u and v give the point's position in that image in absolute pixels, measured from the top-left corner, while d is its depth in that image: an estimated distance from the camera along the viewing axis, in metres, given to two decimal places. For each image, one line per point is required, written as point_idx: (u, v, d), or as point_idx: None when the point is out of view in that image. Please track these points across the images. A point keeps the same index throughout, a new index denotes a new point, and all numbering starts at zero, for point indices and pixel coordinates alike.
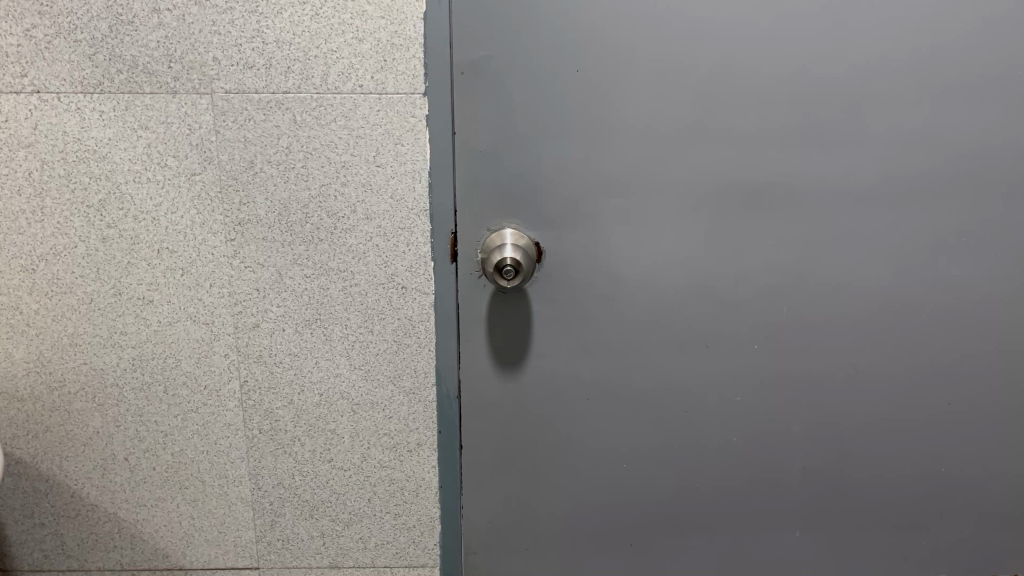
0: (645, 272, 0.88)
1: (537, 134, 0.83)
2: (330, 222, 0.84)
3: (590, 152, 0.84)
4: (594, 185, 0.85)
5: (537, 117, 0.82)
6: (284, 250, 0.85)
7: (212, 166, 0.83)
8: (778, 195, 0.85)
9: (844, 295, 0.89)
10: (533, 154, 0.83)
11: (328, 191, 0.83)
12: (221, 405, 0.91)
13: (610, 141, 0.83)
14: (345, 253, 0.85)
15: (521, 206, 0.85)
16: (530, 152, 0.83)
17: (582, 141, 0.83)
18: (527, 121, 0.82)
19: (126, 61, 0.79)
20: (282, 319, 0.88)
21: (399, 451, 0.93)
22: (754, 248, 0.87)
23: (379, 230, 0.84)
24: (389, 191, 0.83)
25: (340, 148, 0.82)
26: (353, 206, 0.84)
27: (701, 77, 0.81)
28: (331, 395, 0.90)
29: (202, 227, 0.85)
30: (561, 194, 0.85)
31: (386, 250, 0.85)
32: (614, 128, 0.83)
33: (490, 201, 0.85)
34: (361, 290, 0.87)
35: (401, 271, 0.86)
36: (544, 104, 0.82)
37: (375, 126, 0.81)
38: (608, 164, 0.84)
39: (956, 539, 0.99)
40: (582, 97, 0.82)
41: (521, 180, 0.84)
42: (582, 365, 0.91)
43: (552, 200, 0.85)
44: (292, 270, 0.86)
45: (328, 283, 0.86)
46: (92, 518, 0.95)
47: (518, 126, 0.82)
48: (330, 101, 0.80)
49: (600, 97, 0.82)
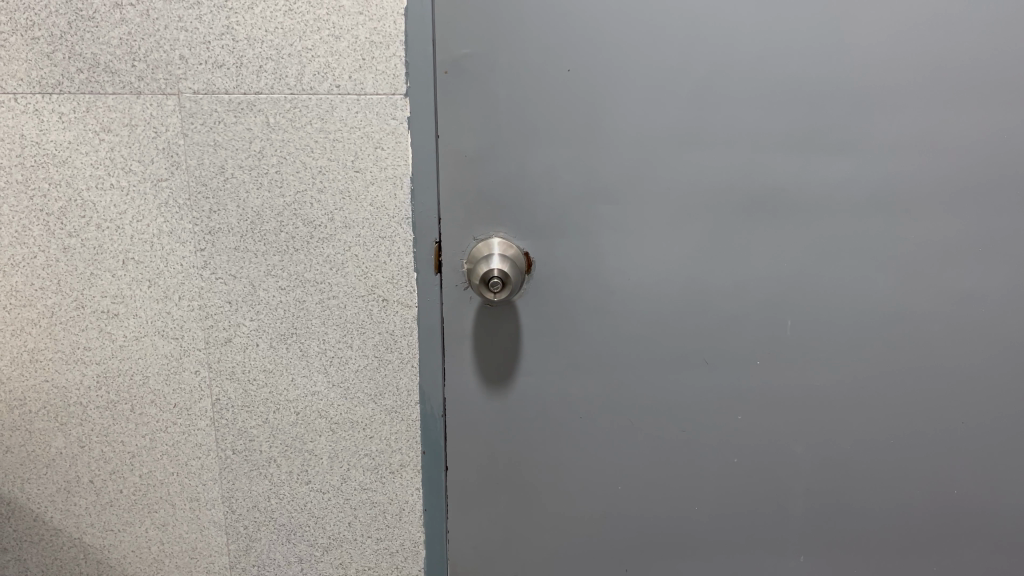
0: (640, 284, 0.83)
1: (524, 139, 0.78)
2: (306, 231, 0.79)
3: (581, 159, 0.79)
4: (585, 193, 0.80)
5: (524, 120, 0.77)
6: (257, 261, 0.80)
7: (180, 172, 0.77)
8: (779, 204, 0.81)
9: (849, 308, 0.85)
10: (520, 160, 0.79)
11: (304, 198, 0.78)
12: (191, 424, 0.86)
13: (601, 146, 0.78)
14: (322, 263, 0.80)
15: (508, 214, 0.81)
16: (517, 158, 0.79)
17: (572, 147, 0.78)
18: (514, 125, 0.77)
19: (87, 59, 0.74)
20: (256, 334, 0.83)
21: (381, 473, 0.88)
22: (753, 259, 0.83)
23: (359, 239, 0.79)
24: (369, 197, 0.78)
25: (317, 152, 0.77)
26: (331, 214, 0.79)
27: (699, 78, 0.76)
28: (308, 413, 0.85)
29: (170, 237, 0.80)
30: (550, 202, 0.80)
31: (366, 261, 0.80)
32: (606, 132, 0.78)
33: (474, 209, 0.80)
34: (340, 303, 0.82)
35: (382, 283, 0.81)
36: (532, 106, 0.77)
37: (354, 129, 0.76)
38: (600, 171, 0.79)
39: (965, 563, 0.95)
40: (571, 99, 0.77)
41: (508, 187, 0.80)
42: (574, 383, 0.86)
43: (539, 209, 0.80)
44: (266, 281, 0.81)
45: (304, 296, 0.81)
46: (55, 544, 0.89)
47: (503, 130, 0.78)
48: (306, 103, 0.75)
49: (590, 99, 0.77)
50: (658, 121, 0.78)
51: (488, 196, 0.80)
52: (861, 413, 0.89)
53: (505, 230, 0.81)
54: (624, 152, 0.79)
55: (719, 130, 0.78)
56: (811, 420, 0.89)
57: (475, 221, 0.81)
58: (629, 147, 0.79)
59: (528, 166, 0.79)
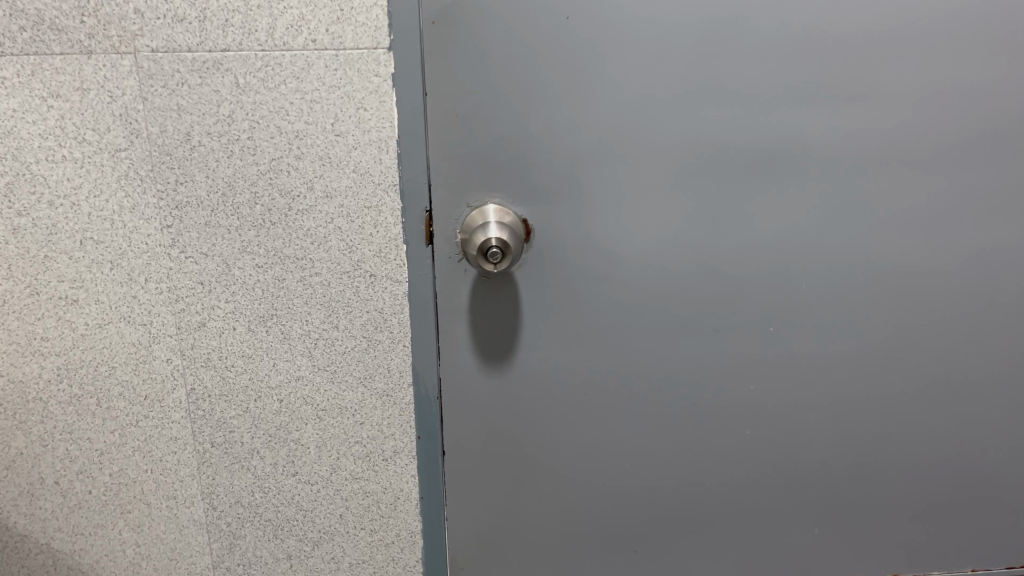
0: (643, 250, 0.78)
1: (519, 95, 0.72)
2: (284, 202, 0.72)
3: (579, 114, 0.73)
4: (583, 153, 0.74)
5: (518, 74, 0.71)
6: (230, 237, 0.73)
7: (140, 140, 0.70)
8: (788, 159, 0.76)
9: (862, 269, 0.80)
10: (513, 118, 0.72)
11: (280, 165, 0.71)
12: (165, 417, 0.79)
13: (600, 101, 0.72)
14: (302, 237, 0.74)
15: (502, 177, 0.75)
16: (510, 116, 0.72)
17: (568, 101, 0.72)
18: (509, 79, 0.71)
19: (30, 15, 0.66)
20: (232, 316, 0.76)
21: (373, 460, 0.82)
22: (759, 218, 0.78)
23: (343, 210, 0.73)
24: (351, 163, 0.71)
25: (293, 115, 0.70)
26: (311, 183, 0.72)
27: (703, 22, 0.70)
28: (292, 400, 0.79)
29: (132, 213, 0.72)
30: (546, 164, 0.74)
31: (351, 234, 0.74)
32: (606, 84, 0.72)
33: (466, 173, 0.74)
34: (324, 280, 0.75)
35: (369, 257, 0.74)
36: (525, 57, 0.70)
37: (332, 88, 0.69)
38: (600, 127, 0.73)
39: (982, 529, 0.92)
40: (567, 49, 0.70)
41: (502, 147, 0.73)
42: (574, 357, 0.81)
43: (536, 171, 0.74)
44: (241, 259, 0.74)
45: (284, 274, 0.75)
46: (20, 551, 0.82)
47: (496, 86, 0.71)
48: (278, 60, 0.68)
49: (588, 48, 0.70)
50: (661, 70, 0.72)
51: (481, 159, 0.74)
52: (875, 379, 0.84)
53: (501, 195, 0.75)
54: (625, 106, 0.73)
55: (726, 78, 0.72)
56: (823, 386, 0.84)
57: (468, 187, 0.75)
58: (630, 100, 0.73)
59: (523, 125, 0.73)
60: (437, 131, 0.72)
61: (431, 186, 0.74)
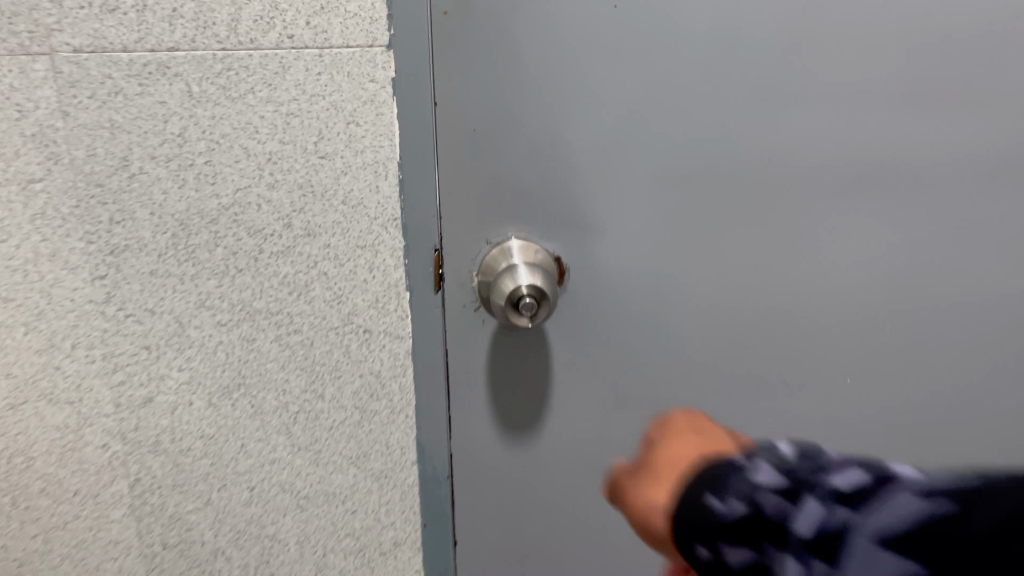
0: (697, 296, 0.63)
1: (560, 103, 0.57)
2: (252, 244, 0.56)
3: (640, 126, 0.58)
4: (645, 175, 0.59)
5: (560, 76, 0.56)
6: (184, 289, 0.57)
7: (63, 168, 0.54)
8: (886, 182, 0.59)
9: (979, 317, 0.63)
10: (554, 131, 0.58)
11: (247, 197, 0.55)
12: (104, 515, 0.63)
13: (668, 109, 0.57)
14: (276, 287, 0.58)
15: (537, 206, 0.60)
16: (549, 129, 0.58)
17: (627, 109, 0.57)
18: (545, 87, 0.57)
19: None
20: (188, 388, 0.60)
21: (367, 556, 0.67)
22: (876, 256, 0.62)
23: (329, 251, 0.57)
24: (340, 193, 0.56)
25: (263, 132, 0.54)
26: (287, 219, 0.56)
27: (809, 9, 0.55)
28: (266, 488, 0.63)
29: (53, 262, 0.56)
30: (593, 188, 0.60)
31: (339, 281, 0.58)
32: (677, 89, 0.57)
33: (491, 202, 0.60)
34: (306, 339, 0.60)
35: (362, 309, 0.59)
36: (571, 55, 0.56)
37: (315, 98, 0.54)
38: (668, 144, 0.58)
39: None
40: (626, 44, 0.56)
41: (538, 169, 0.59)
42: (622, 423, 0.66)
43: (580, 197, 0.60)
44: (198, 316, 0.58)
45: (254, 333, 0.59)
46: None
47: (531, 91, 0.57)
48: (244, 62, 0.52)
49: (652, 42, 0.55)
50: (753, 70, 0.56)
51: (511, 183, 0.59)
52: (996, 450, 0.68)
53: (527, 228, 0.61)
54: (702, 116, 0.57)
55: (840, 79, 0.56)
56: None
57: (492, 218, 0.60)
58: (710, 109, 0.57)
59: (565, 141, 0.58)
60: (454, 149, 0.58)
61: (440, 220, 0.59)
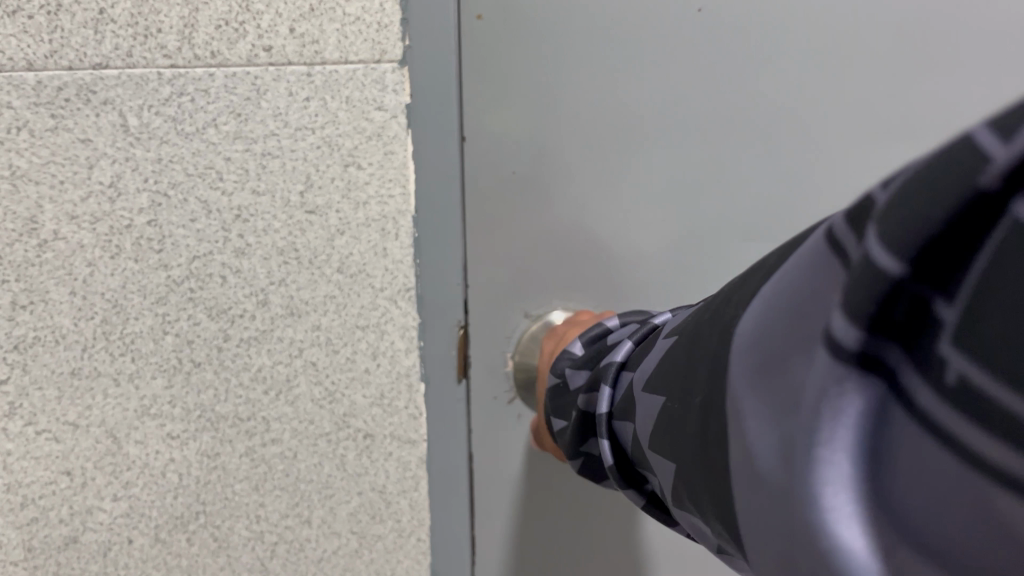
0: None
1: (624, 143, 0.44)
2: (214, 329, 0.42)
3: (729, 168, 0.45)
4: (733, 232, 0.46)
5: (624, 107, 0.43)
6: (119, 393, 0.42)
7: None
8: None
9: None
10: (614, 177, 0.45)
11: (206, 268, 0.41)
12: None
13: (761, 151, 0.44)
14: (247, 385, 0.43)
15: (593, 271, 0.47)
16: (609, 175, 0.45)
17: (708, 150, 0.44)
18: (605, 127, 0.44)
19: None
20: (126, 524, 0.44)
21: None
22: None
23: (319, 335, 0.43)
24: (335, 258, 0.42)
25: (229, 180, 0.40)
26: (262, 295, 0.42)
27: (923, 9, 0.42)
28: None
29: None
30: (668, 248, 0.47)
31: (332, 375, 0.44)
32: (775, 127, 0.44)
33: (531, 268, 0.47)
34: (286, 452, 0.45)
35: (363, 409, 0.45)
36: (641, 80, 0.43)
37: (301, 131, 0.39)
38: (754, 184, 0.45)
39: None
40: (710, 68, 0.43)
41: (594, 225, 0.46)
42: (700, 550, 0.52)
43: (653, 258, 0.47)
44: (139, 427, 0.43)
45: (216, 445, 0.44)
46: None
47: (587, 128, 0.44)
48: (202, 84, 0.38)
49: (743, 67, 0.43)
50: (872, 101, 0.43)
51: (559, 244, 0.47)
52: None
53: (575, 299, 0.48)
54: (808, 155, 0.45)
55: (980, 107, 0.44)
56: None
57: (533, 288, 0.48)
58: (816, 149, 0.44)
59: (629, 190, 0.45)
60: (486, 202, 0.45)
61: (468, 291, 0.47)
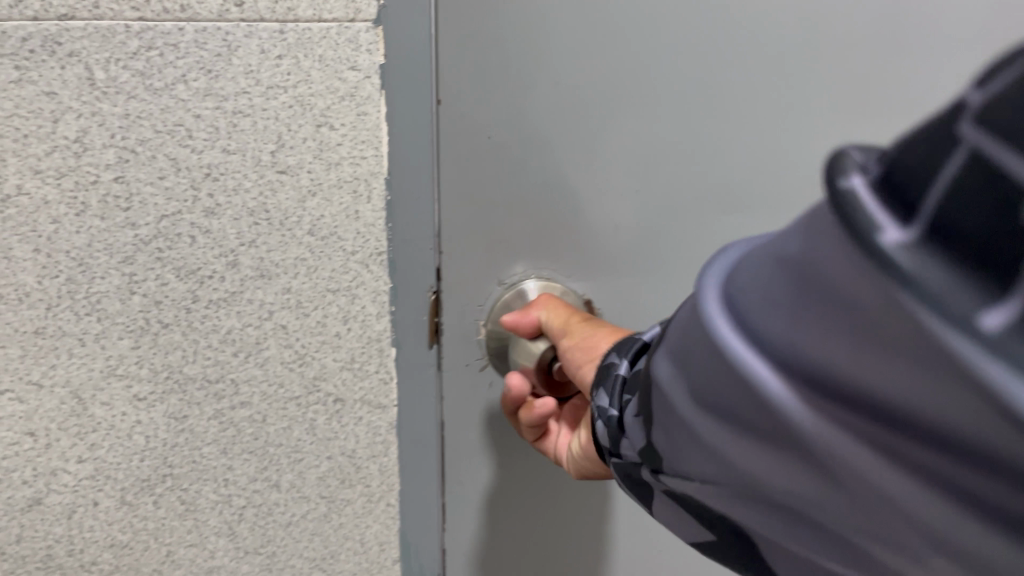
0: None
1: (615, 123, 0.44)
2: (184, 290, 0.41)
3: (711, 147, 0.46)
4: (713, 211, 0.47)
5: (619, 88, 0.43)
6: (85, 354, 0.42)
7: None
8: None
9: None
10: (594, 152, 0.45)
11: (175, 228, 0.40)
12: None
13: (746, 135, 0.45)
14: (216, 346, 0.43)
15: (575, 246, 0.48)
16: (600, 159, 0.45)
17: (699, 132, 0.45)
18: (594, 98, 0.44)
19: None
20: (92, 484, 0.44)
21: None
22: None
23: (290, 298, 0.43)
24: (307, 220, 0.41)
25: (200, 138, 0.39)
26: (233, 255, 0.41)
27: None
28: None
29: None
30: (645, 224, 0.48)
31: (303, 338, 0.43)
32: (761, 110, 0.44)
33: (513, 241, 0.47)
34: (256, 415, 0.45)
35: (334, 374, 0.45)
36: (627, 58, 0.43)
37: (273, 90, 0.39)
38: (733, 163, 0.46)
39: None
40: (709, 53, 0.43)
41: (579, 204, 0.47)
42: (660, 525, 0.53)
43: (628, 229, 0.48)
44: (105, 388, 0.42)
45: (184, 407, 0.44)
46: None
47: (573, 105, 0.44)
48: (171, 37, 0.37)
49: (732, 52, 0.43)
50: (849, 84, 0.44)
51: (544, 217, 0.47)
52: None
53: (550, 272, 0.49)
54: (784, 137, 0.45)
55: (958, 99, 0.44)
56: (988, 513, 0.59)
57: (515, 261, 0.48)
58: (798, 135, 0.45)
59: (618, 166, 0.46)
60: (471, 176, 0.45)
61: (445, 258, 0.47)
